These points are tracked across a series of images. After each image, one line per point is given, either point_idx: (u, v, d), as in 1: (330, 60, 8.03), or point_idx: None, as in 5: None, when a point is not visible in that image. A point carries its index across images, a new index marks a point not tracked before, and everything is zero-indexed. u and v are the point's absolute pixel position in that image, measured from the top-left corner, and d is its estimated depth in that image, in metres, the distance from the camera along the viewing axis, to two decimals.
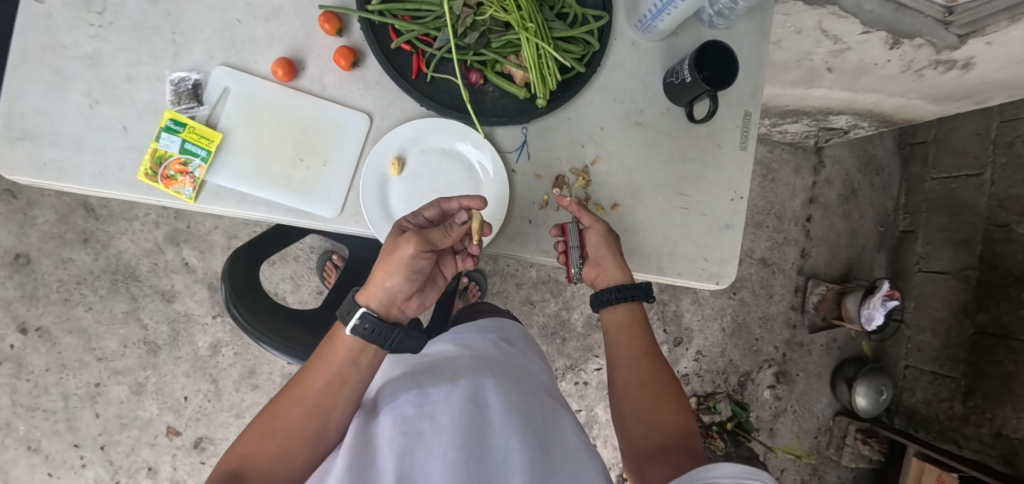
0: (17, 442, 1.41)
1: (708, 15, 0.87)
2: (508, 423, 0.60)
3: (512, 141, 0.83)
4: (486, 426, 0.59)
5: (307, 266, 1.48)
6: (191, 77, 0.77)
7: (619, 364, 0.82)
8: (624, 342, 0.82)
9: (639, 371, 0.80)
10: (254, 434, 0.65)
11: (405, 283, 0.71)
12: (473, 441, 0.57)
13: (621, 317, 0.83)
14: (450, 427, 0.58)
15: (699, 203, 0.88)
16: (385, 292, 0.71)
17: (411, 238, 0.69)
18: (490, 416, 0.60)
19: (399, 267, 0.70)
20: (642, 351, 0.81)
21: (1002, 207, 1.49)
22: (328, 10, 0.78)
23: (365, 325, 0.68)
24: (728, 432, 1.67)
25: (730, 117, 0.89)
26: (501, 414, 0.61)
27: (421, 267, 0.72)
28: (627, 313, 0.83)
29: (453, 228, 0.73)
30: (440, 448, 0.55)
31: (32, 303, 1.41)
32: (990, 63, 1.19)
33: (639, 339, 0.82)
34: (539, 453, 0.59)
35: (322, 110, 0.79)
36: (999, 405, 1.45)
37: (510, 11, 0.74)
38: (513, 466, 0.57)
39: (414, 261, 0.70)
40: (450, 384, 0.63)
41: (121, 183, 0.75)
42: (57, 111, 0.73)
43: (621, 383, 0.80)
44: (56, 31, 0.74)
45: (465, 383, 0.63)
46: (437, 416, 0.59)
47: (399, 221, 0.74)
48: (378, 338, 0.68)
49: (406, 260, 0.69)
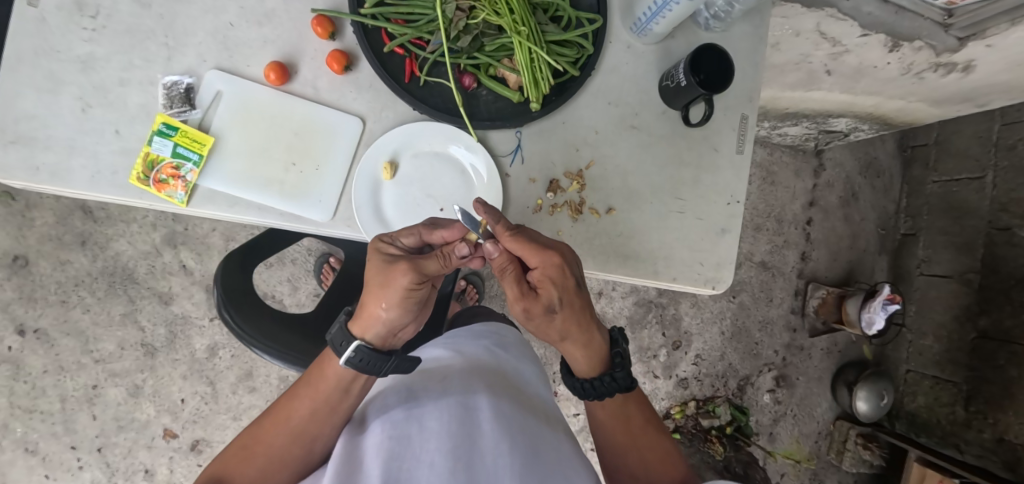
0: (14, 444, 1.40)
1: (704, 18, 0.86)
2: (497, 428, 0.59)
3: (506, 145, 0.82)
4: (475, 428, 0.58)
5: (305, 268, 1.48)
6: (183, 81, 0.76)
7: (608, 440, 0.82)
8: (607, 421, 0.81)
9: (624, 448, 0.80)
10: (235, 454, 0.67)
11: (402, 315, 0.69)
12: (462, 446, 0.56)
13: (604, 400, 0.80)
14: (438, 432, 0.57)
15: (695, 206, 0.88)
16: (382, 325, 0.68)
17: (406, 269, 0.66)
18: (479, 420, 0.60)
19: (394, 301, 0.67)
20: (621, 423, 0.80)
21: (1005, 210, 1.48)
22: (321, 13, 0.78)
23: (358, 356, 0.66)
24: (728, 436, 1.67)
25: (726, 120, 0.88)
26: (492, 419, 0.60)
27: (415, 299, 0.69)
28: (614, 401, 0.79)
29: (452, 259, 0.68)
30: (428, 454, 0.55)
31: (31, 305, 1.41)
32: (991, 66, 1.17)
33: (618, 416, 0.80)
34: (529, 456, 0.58)
35: (315, 113, 0.79)
36: (1001, 410, 1.44)
37: (502, 14, 0.74)
38: (502, 470, 0.55)
39: (411, 294, 0.67)
40: (441, 391, 0.63)
41: (114, 187, 0.74)
42: (50, 114, 0.73)
43: (615, 458, 0.81)
44: (50, 35, 0.74)
45: (454, 390, 0.63)
46: (426, 421, 0.58)
47: (381, 250, 0.70)
48: (370, 368, 0.67)
49: (401, 293, 0.67)
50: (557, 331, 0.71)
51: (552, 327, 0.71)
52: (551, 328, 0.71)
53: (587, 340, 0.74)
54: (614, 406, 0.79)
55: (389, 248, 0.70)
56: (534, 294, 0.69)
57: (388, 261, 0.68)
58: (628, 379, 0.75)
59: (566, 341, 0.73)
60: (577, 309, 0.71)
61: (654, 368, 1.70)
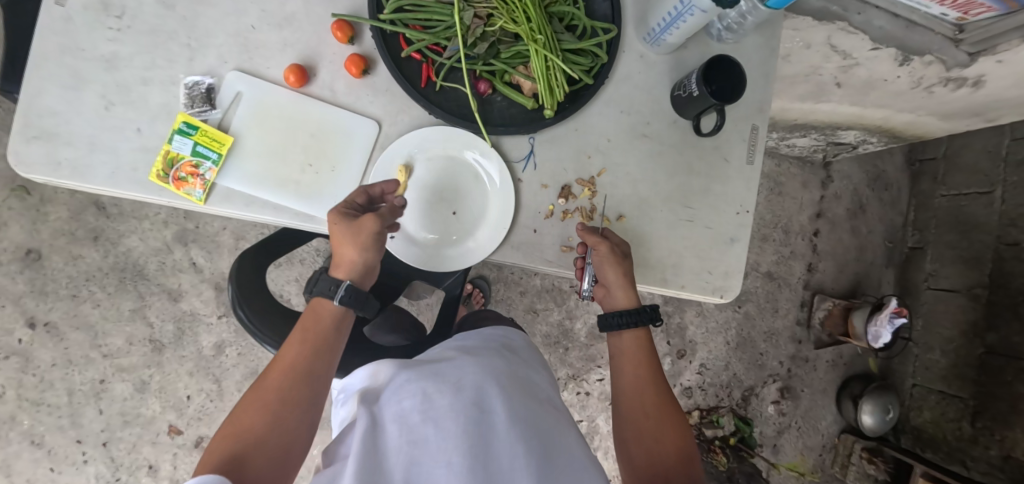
0: (21, 436, 1.42)
1: (717, 29, 0.87)
2: (511, 430, 0.59)
3: (519, 151, 0.83)
4: (491, 429, 0.59)
5: (313, 268, 1.49)
6: (205, 81, 0.78)
7: (619, 386, 0.81)
8: (624, 361, 0.82)
9: (634, 389, 0.79)
10: (243, 411, 0.62)
11: (376, 254, 0.74)
12: (478, 446, 0.56)
13: (629, 342, 0.82)
14: (456, 433, 0.57)
15: (704, 215, 0.88)
16: (359, 266, 0.72)
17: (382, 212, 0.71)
18: (494, 423, 0.60)
19: (371, 240, 0.72)
20: (647, 378, 0.79)
21: (1013, 225, 1.47)
22: (341, 18, 0.79)
23: (348, 293, 0.70)
24: (731, 448, 1.68)
25: (737, 132, 0.89)
26: (506, 421, 0.60)
27: (384, 238, 0.74)
28: (634, 339, 0.82)
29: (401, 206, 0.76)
30: (445, 455, 0.55)
31: (41, 298, 1.43)
32: (1001, 82, 1.17)
33: (645, 364, 0.81)
34: (541, 459, 0.59)
35: (332, 116, 0.80)
36: (1008, 427, 1.43)
37: (520, 22, 0.76)
38: (519, 472, 0.56)
39: (381, 233, 0.73)
40: (455, 387, 0.62)
41: (133, 184, 0.76)
42: (71, 111, 0.75)
43: (619, 405, 0.79)
44: (75, 34, 0.76)
45: (468, 388, 0.63)
46: (442, 421, 0.58)
47: (341, 209, 0.73)
48: (357, 304, 0.71)
49: (377, 233, 0.72)
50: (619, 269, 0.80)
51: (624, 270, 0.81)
52: (615, 266, 0.80)
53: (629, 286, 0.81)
54: (634, 342, 0.82)
55: (348, 206, 0.74)
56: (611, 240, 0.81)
57: (353, 220, 0.72)
58: (659, 314, 0.82)
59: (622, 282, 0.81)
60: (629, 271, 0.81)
61: None
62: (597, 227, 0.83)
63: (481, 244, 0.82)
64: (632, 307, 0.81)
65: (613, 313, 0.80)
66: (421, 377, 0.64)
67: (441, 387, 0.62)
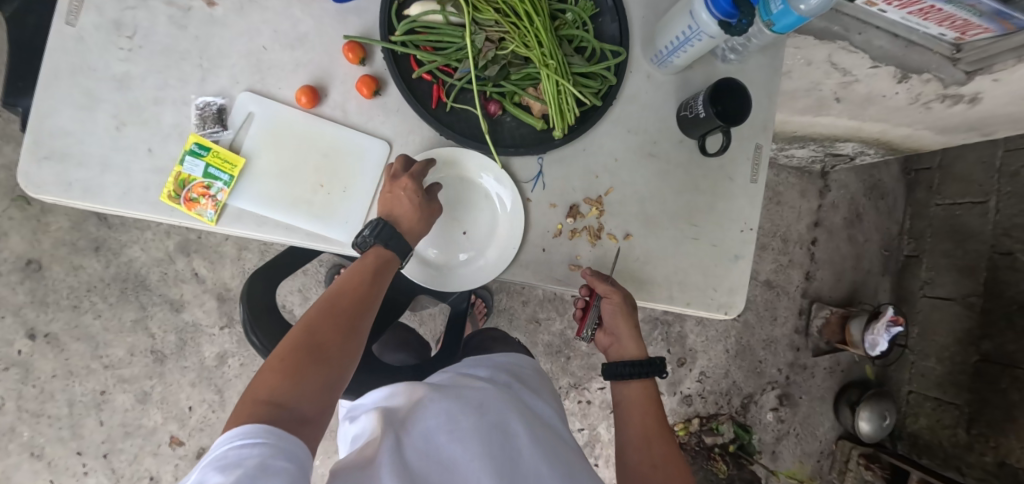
0: (21, 448, 1.41)
1: (722, 50, 0.89)
2: (534, 454, 0.62)
3: (528, 171, 0.84)
4: (514, 452, 0.61)
5: (316, 278, 1.50)
6: (216, 102, 0.78)
7: (625, 438, 0.80)
8: (629, 413, 0.82)
9: (641, 440, 0.78)
10: (314, 331, 0.63)
11: None
12: (506, 469, 0.58)
13: (635, 393, 0.83)
14: (485, 454, 0.58)
15: (710, 233, 0.90)
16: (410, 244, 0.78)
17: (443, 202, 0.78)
18: (517, 446, 0.62)
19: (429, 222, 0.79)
20: (654, 429, 0.79)
21: (1007, 235, 1.50)
22: (353, 40, 0.80)
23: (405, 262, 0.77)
24: (731, 455, 1.71)
25: (742, 150, 0.91)
26: (530, 446, 0.62)
27: None
28: (640, 388, 0.83)
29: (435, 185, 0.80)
30: (475, 475, 0.56)
31: (42, 308, 1.42)
32: (997, 100, 1.19)
33: (649, 412, 0.81)
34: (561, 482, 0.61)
35: (344, 136, 0.81)
36: (1003, 434, 1.46)
37: (531, 47, 0.77)
38: None
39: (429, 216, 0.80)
40: (478, 410, 0.63)
41: (145, 204, 0.76)
42: (85, 132, 0.75)
43: (627, 459, 0.77)
44: (88, 53, 0.76)
45: (492, 411, 0.64)
46: (470, 442, 0.59)
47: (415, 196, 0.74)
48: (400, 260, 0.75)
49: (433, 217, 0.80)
50: (627, 320, 0.84)
51: (630, 318, 0.85)
52: (623, 318, 0.84)
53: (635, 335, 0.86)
54: (640, 391, 0.82)
55: (415, 191, 0.74)
56: (621, 289, 0.84)
57: (423, 196, 0.75)
58: (666, 367, 0.84)
59: (629, 332, 0.85)
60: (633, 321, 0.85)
61: (659, 385, 1.71)
62: (605, 273, 0.86)
63: (490, 263, 0.82)
64: (640, 357, 0.85)
65: (620, 363, 0.83)
66: (443, 396, 0.65)
67: (465, 409, 0.63)
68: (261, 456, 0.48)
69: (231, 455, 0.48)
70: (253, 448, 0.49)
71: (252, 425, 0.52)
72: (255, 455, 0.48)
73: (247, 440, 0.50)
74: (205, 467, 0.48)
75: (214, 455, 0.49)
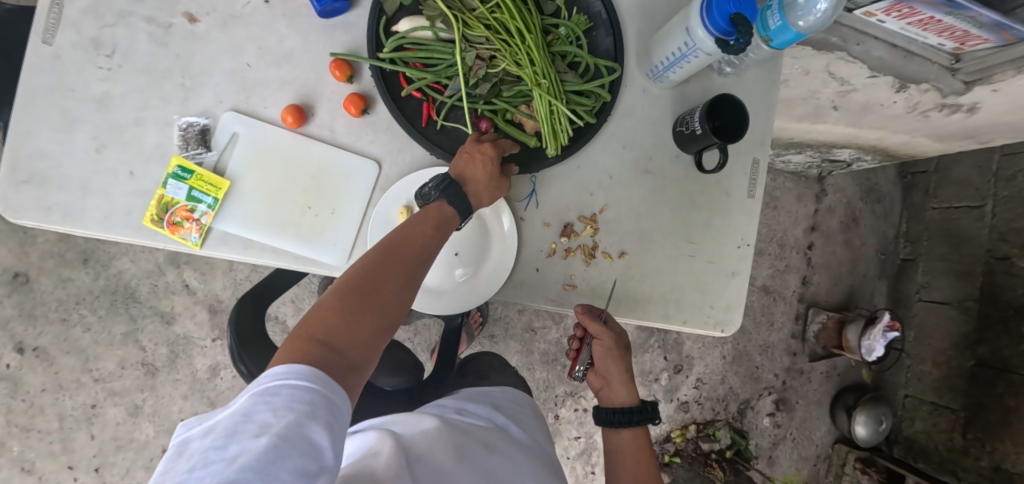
0: (11, 463, 1.39)
1: (718, 64, 0.87)
2: None
3: (521, 190, 0.82)
4: None
5: (309, 289, 1.48)
6: (199, 122, 0.76)
7: None
8: (620, 460, 0.80)
9: None
10: (376, 275, 0.60)
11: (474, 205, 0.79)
12: None
13: (626, 440, 0.81)
14: None
15: (706, 249, 0.88)
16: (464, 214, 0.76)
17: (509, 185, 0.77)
18: None
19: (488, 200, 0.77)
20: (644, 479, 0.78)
21: (1003, 240, 1.50)
22: (339, 57, 0.78)
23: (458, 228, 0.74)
24: (728, 461, 1.71)
25: (739, 165, 0.89)
26: None
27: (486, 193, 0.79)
28: (631, 436, 0.81)
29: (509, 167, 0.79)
30: None
31: (30, 322, 1.40)
32: (995, 109, 1.18)
33: (640, 460, 0.79)
34: None
35: (332, 156, 0.79)
36: (998, 439, 1.46)
37: (523, 65, 0.75)
38: None
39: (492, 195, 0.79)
40: (484, 447, 0.63)
41: (127, 228, 0.74)
42: (64, 154, 0.73)
43: None
44: (66, 73, 0.74)
45: (497, 451, 0.63)
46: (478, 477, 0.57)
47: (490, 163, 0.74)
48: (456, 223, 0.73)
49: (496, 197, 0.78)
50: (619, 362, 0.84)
51: (621, 361, 0.84)
52: (615, 359, 0.84)
53: (626, 379, 0.85)
54: (630, 440, 0.81)
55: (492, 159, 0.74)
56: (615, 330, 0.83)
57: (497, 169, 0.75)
58: (658, 413, 0.83)
59: (620, 374, 0.84)
60: (625, 363, 0.85)
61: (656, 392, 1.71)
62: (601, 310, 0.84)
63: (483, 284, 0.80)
64: (633, 403, 0.84)
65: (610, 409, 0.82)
66: (449, 427, 0.63)
67: (473, 444, 0.62)
68: (312, 404, 0.46)
69: (283, 394, 0.45)
70: (306, 393, 0.46)
71: (302, 363, 0.49)
72: (307, 400, 0.46)
73: (301, 381, 0.47)
74: (252, 397, 0.45)
75: (262, 388, 0.46)
